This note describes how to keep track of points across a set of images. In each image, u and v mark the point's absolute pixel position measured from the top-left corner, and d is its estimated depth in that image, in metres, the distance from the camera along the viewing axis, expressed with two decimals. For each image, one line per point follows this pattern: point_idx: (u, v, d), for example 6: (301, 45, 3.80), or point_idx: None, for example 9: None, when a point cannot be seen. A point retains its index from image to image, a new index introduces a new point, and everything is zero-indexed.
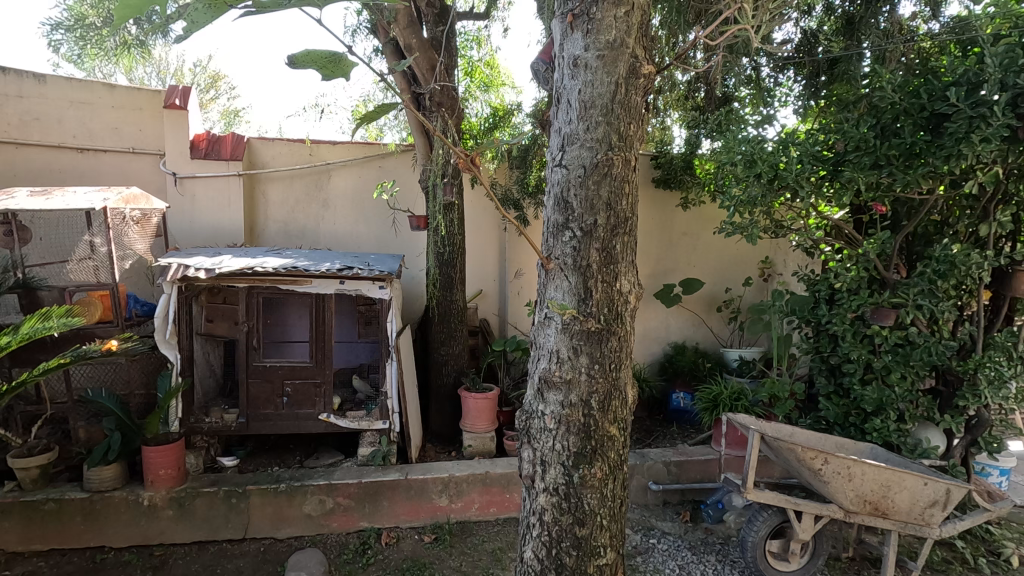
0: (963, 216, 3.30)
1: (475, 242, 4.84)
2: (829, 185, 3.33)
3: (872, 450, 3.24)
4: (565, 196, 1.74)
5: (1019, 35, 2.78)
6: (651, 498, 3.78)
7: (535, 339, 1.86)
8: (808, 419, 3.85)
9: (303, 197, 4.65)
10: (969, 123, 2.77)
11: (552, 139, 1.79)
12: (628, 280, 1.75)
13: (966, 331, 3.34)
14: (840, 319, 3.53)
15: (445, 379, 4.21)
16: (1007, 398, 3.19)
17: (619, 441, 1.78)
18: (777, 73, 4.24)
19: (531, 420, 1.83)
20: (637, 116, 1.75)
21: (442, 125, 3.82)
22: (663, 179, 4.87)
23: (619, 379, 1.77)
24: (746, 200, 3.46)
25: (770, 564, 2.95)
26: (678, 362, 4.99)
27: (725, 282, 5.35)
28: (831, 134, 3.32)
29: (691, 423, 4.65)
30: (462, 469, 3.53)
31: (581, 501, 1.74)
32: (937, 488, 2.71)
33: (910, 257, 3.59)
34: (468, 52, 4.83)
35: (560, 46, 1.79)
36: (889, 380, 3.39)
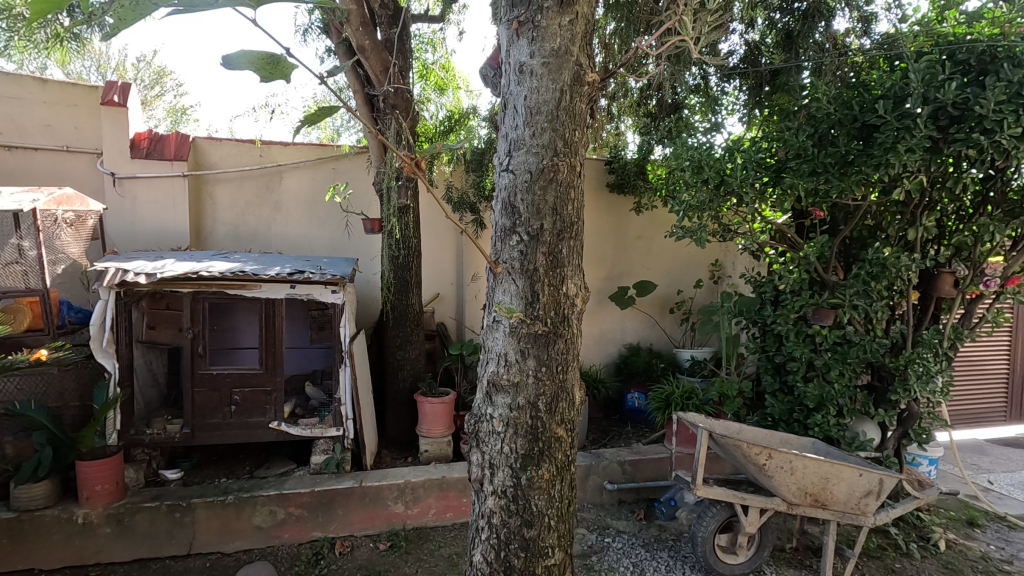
0: (894, 220, 3.49)
1: (431, 245, 4.81)
2: (772, 191, 3.47)
3: (813, 444, 3.38)
4: (512, 200, 1.76)
5: (940, 52, 2.98)
6: (606, 498, 3.85)
7: (484, 343, 1.87)
8: (755, 416, 3.98)
9: (254, 199, 4.52)
10: (896, 134, 2.94)
11: (500, 144, 1.81)
12: (575, 284, 1.79)
13: (897, 329, 3.53)
14: (784, 320, 3.68)
15: (400, 383, 4.16)
16: (934, 391, 3.40)
17: (567, 441, 1.81)
18: (724, 82, 4.39)
19: (480, 423, 1.84)
20: (582, 123, 1.79)
21: (396, 127, 3.80)
22: (617, 183, 4.97)
23: (566, 381, 1.79)
24: (695, 205, 3.57)
25: (719, 558, 3.03)
26: (633, 363, 5.10)
27: (677, 284, 5.50)
28: (774, 142, 3.47)
29: (646, 422, 4.75)
30: (418, 475, 3.50)
31: (529, 502, 1.76)
32: (872, 479, 2.86)
33: (847, 259, 3.77)
34: (423, 55, 4.82)
35: (506, 52, 1.81)
36: (829, 377, 3.55)
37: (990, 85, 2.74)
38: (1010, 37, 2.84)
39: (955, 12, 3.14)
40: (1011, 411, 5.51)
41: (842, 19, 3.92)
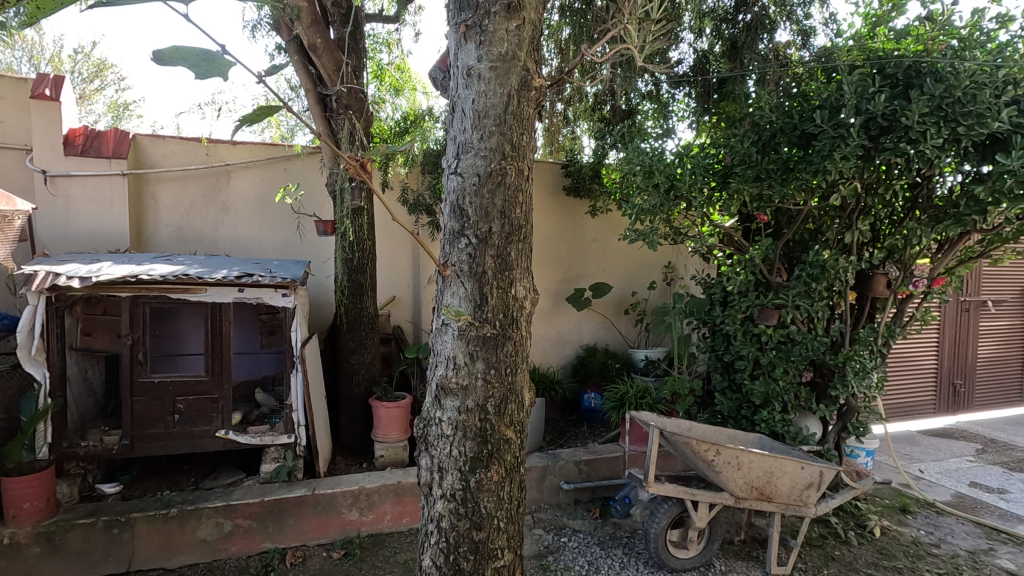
0: (833, 225, 3.66)
1: (386, 247, 4.75)
2: (719, 196, 3.59)
3: (760, 440, 3.50)
4: (461, 203, 1.77)
5: (871, 66, 3.15)
6: (562, 498, 3.89)
7: (433, 346, 1.87)
8: (706, 414, 4.11)
9: (200, 199, 4.35)
10: (832, 142, 3.09)
11: (448, 146, 1.82)
12: (524, 286, 1.80)
13: (836, 328, 3.70)
14: (732, 319, 3.82)
15: (354, 388, 4.08)
16: (870, 386, 3.59)
17: (516, 443, 1.82)
18: (674, 89, 4.51)
19: (429, 427, 1.83)
20: (530, 127, 1.81)
21: (349, 127, 3.74)
22: (573, 187, 5.03)
23: (515, 383, 1.81)
24: (647, 209, 3.65)
25: (671, 553, 3.11)
26: (590, 363, 5.17)
27: (632, 286, 5.61)
28: (721, 149, 3.59)
29: (601, 422, 4.83)
30: (373, 481, 3.44)
31: (477, 505, 1.76)
32: (812, 471, 2.99)
33: (790, 262, 3.93)
34: (378, 55, 4.76)
35: (454, 56, 1.82)
36: (774, 374, 3.69)
37: (915, 97, 2.91)
38: (933, 54, 3.02)
39: (885, 28, 3.33)
40: (940, 404, 5.88)
41: (783, 32, 4.15)
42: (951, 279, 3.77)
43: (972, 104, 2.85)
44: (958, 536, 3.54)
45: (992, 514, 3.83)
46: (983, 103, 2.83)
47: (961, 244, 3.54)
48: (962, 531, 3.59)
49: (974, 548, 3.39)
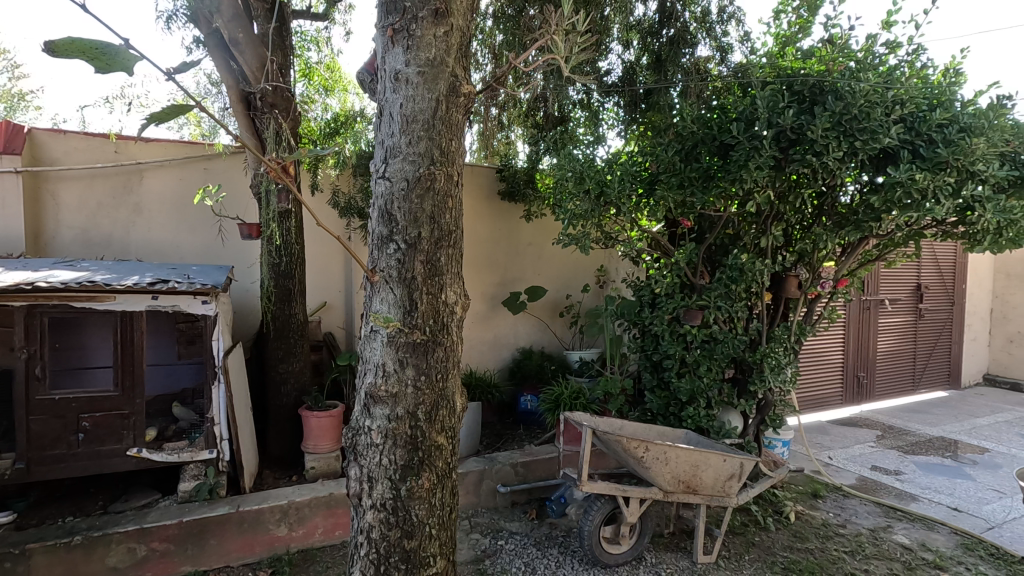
0: (750, 230, 3.90)
1: (316, 251, 4.60)
2: (646, 202, 3.73)
3: (686, 435, 3.66)
4: (389, 208, 1.76)
5: (780, 83, 3.38)
6: (499, 501, 3.91)
7: (361, 354, 1.85)
8: (637, 411, 4.25)
9: (107, 200, 4.04)
10: (748, 153, 3.28)
11: (376, 150, 1.81)
12: (454, 292, 1.82)
13: (754, 327, 3.94)
14: (660, 320, 3.97)
15: (282, 398, 3.91)
16: (784, 380, 3.84)
17: (448, 449, 1.82)
18: (604, 98, 4.61)
19: (357, 437, 1.80)
20: (459, 133, 1.83)
21: (275, 127, 3.60)
22: (508, 191, 5.07)
23: (446, 389, 1.81)
24: (579, 214, 3.72)
25: (605, 549, 3.18)
26: (526, 366, 5.23)
27: (566, 289, 5.73)
28: (647, 157, 3.74)
29: (537, 424, 4.89)
30: (303, 494, 3.32)
31: (408, 513, 1.75)
32: (734, 463, 3.16)
33: (712, 264, 4.14)
34: (306, 53, 4.61)
35: (382, 59, 1.82)
36: (698, 371, 3.87)
37: (818, 113, 3.15)
38: (834, 74, 3.29)
39: (793, 48, 3.60)
40: (846, 395, 6.38)
41: (704, 47, 4.38)
42: (853, 280, 4.11)
43: (866, 121, 3.13)
44: (861, 515, 3.85)
45: (890, 494, 4.20)
46: (876, 121, 3.11)
47: (860, 248, 3.86)
48: (864, 511, 3.92)
49: (874, 526, 3.71)
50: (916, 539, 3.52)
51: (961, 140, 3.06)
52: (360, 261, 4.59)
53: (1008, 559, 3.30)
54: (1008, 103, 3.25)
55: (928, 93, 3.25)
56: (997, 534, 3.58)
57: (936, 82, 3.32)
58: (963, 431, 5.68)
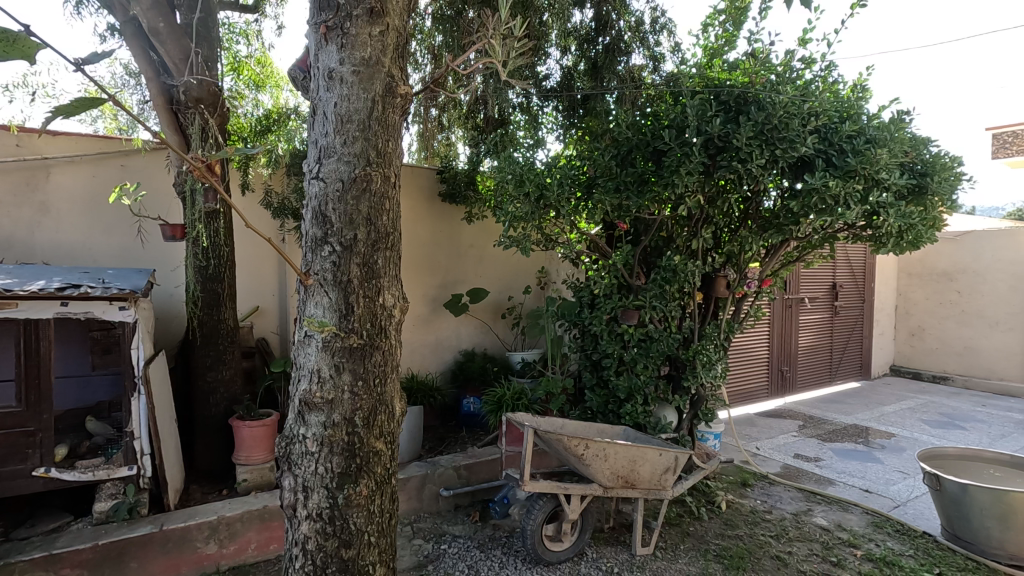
0: (682, 232, 4.07)
1: (247, 253, 4.39)
2: (585, 205, 3.81)
3: (624, 432, 3.77)
4: (324, 209, 1.75)
5: (709, 93, 3.55)
6: (442, 505, 3.88)
7: (295, 359, 1.81)
8: (577, 410, 4.34)
9: (9, 198, 3.70)
10: (679, 159, 3.42)
11: (309, 150, 1.79)
12: (392, 294, 1.82)
13: (687, 325, 4.11)
14: (598, 320, 4.06)
15: (211, 409, 3.71)
16: (715, 376, 4.02)
17: (386, 454, 1.82)
18: (543, 103, 4.68)
19: (292, 445, 1.78)
20: (396, 134, 1.85)
21: (201, 123, 3.41)
22: (449, 193, 5.05)
23: (384, 394, 1.81)
24: (519, 216, 3.74)
25: (547, 547, 3.22)
26: (468, 368, 5.21)
27: (508, 290, 5.76)
28: (585, 161, 3.82)
29: (480, 426, 4.90)
30: (234, 508, 3.17)
31: (346, 522, 1.74)
32: (669, 457, 3.29)
33: (648, 265, 4.27)
34: (235, 46, 4.41)
35: (315, 56, 1.80)
36: (635, 369, 3.99)
37: (743, 123, 3.33)
38: (757, 86, 3.49)
39: (720, 60, 3.78)
40: (771, 388, 6.77)
41: (638, 55, 4.53)
42: (775, 280, 4.36)
43: (785, 131, 3.34)
44: (785, 501, 4.10)
45: (811, 479, 4.49)
46: (794, 131, 3.32)
47: (782, 250, 4.12)
48: (788, 497, 4.17)
49: (796, 510, 3.95)
50: (833, 521, 3.79)
51: (867, 150, 3.33)
52: (295, 264, 4.44)
53: (912, 533, 3.60)
54: (907, 118, 3.57)
55: (839, 106, 3.51)
56: (902, 512, 3.91)
57: (846, 97, 3.59)
58: (873, 418, 6.15)
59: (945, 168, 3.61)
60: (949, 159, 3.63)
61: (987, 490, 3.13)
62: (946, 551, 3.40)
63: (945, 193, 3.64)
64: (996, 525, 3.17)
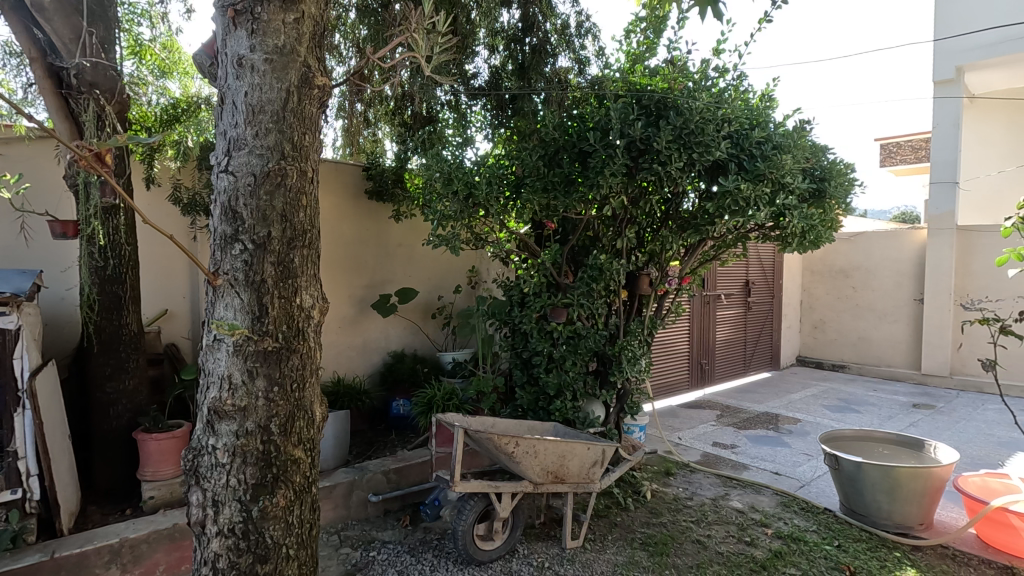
0: (608, 232, 4.18)
1: (152, 252, 4.06)
2: (513, 204, 3.83)
3: (554, 427, 3.83)
4: (234, 205, 1.69)
5: (631, 97, 3.68)
6: (371, 511, 3.78)
7: (203, 366, 1.76)
8: (508, 408, 4.36)
9: None
10: (604, 161, 3.52)
11: (217, 141, 1.73)
12: (310, 295, 1.80)
13: (613, 322, 4.23)
14: (528, 319, 4.11)
15: (112, 422, 3.41)
16: (640, 370, 4.17)
17: (305, 462, 1.81)
18: (471, 101, 4.67)
19: (199, 458, 1.72)
20: (312, 126, 1.81)
21: (96, 110, 3.12)
22: (376, 191, 4.91)
23: (302, 399, 1.79)
24: (448, 215, 3.68)
25: (478, 547, 3.21)
26: (398, 370, 5.11)
27: (438, 290, 5.69)
28: (513, 161, 3.84)
29: (410, 428, 4.81)
30: (139, 529, 2.91)
31: (261, 535, 1.70)
32: (596, 450, 3.38)
33: (576, 264, 4.36)
34: (136, 28, 3.99)
35: (223, 41, 1.73)
36: (564, 366, 4.06)
37: (662, 127, 3.48)
38: (675, 92, 3.65)
39: (641, 65, 3.92)
40: (692, 380, 7.13)
41: (564, 58, 4.63)
42: (694, 278, 4.58)
43: (701, 136, 3.51)
44: (704, 487, 4.33)
45: (728, 465, 4.77)
46: (709, 136, 3.50)
47: (700, 249, 4.34)
48: (707, 483, 4.40)
49: (715, 495, 4.18)
50: (748, 503, 4.04)
51: (774, 156, 3.57)
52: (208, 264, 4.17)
53: (815, 510, 3.90)
54: (808, 127, 3.87)
55: (749, 114, 3.73)
56: (807, 491, 4.24)
57: (755, 105, 3.83)
58: (782, 406, 6.62)
59: (839, 173, 3.96)
60: (843, 166, 3.98)
61: (878, 467, 3.44)
62: (844, 524, 3.71)
63: (841, 197, 3.98)
64: (885, 498, 3.49)
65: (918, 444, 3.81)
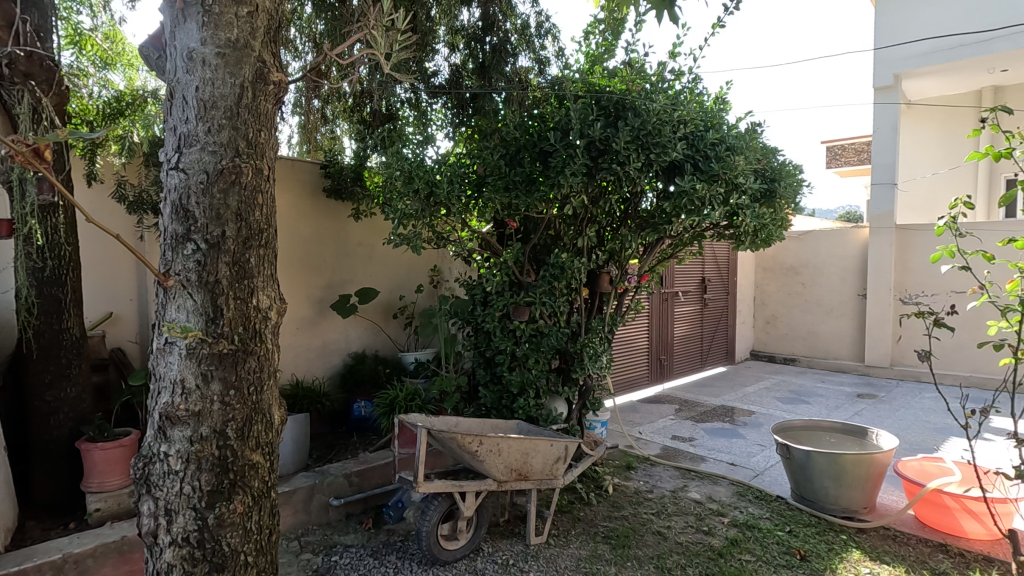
0: (569, 231, 4.23)
1: (96, 253, 3.87)
2: (475, 203, 3.84)
3: (517, 425, 3.85)
4: (185, 203, 1.64)
5: (590, 98, 3.73)
6: (333, 515, 3.71)
7: (154, 370, 1.70)
8: (471, 408, 4.35)
9: None
10: (564, 160, 3.56)
11: (166, 137, 1.67)
12: (267, 295, 1.76)
13: (576, 320, 4.29)
14: (491, 317, 4.11)
15: (52, 432, 3.23)
16: (601, 367, 4.24)
17: (264, 467, 1.77)
18: (432, 99, 4.63)
19: (151, 465, 1.66)
20: (268, 123, 1.77)
21: (31, 102, 2.94)
22: (334, 188, 4.82)
23: (260, 402, 1.75)
24: (409, 214, 3.64)
25: (442, 547, 3.19)
26: (359, 371, 5.03)
27: (399, 290, 5.63)
28: (474, 160, 3.84)
29: (372, 430, 4.74)
30: (84, 543, 2.77)
31: (218, 543, 1.66)
32: (559, 446, 3.42)
33: (537, 263, 4.39)
34: (75, 16, 3.78)
35: (171, 33, 1.67)
36: (527, 364, 4.08)
37: (621, 127, 3.54)
38: (633, 93, 3.72)
39: (600, 67, 3.98)
40: (651, 375, 7.29)
41: (524, 58, 4.64)
42: (653, 275, 4.68)
43: (658, 137, 3.60)
44: (664, 480, 4.44)
45: (687, 458, 4.90)
46: (665, 138, 3.59)
47: (658, 247, 4.44)
48: (667, 476, 4.51)
49: (674, 487, 4.29)
50: (706, 494, 4.16)
51: (727, 157, 3.69)
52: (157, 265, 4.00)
53: (768, 498, 4.06)
54: (759, 129, 4.01)
55: (704, 116, 3.84)
56: (764, 479, 4.41)
57: (709, 107, 3.95)
58: (737, 399, 6.84)
59: (788, 174, 4.13)
60: (792, 167, 4.16)
61: (826, 455, 3.61)
62: (795, 511, 3.87)
63: (790, 197, 4.16)
64: (832, 484, 3.67)
65: (862, 431, 4.01)
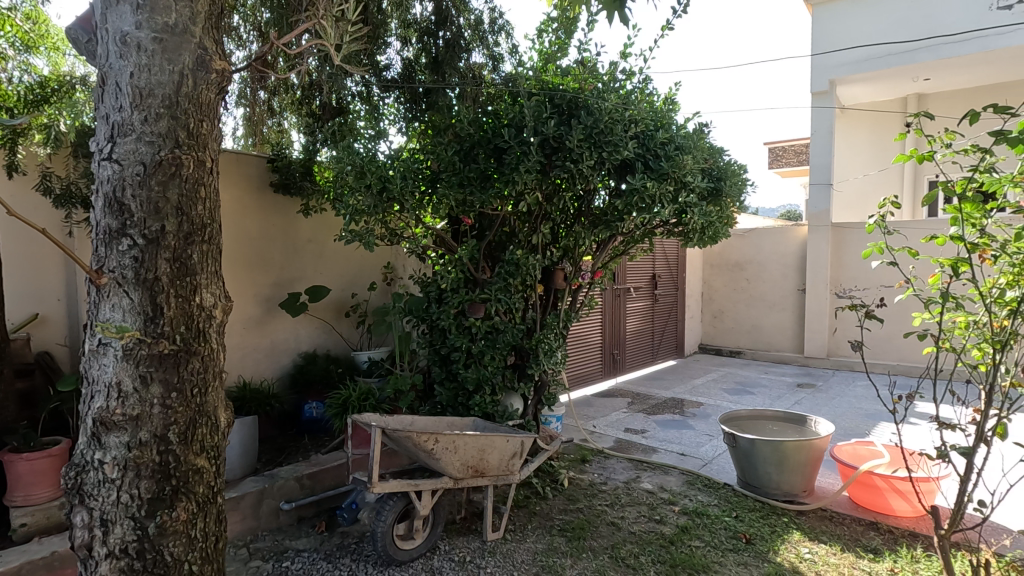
0: (523, 228, 4.26)
1: (19, 250, 3.61)
2: (429, 199, 3.80)
3: (474, 422, 3.83)
4: (120, 196, 1.55)
5: (544, 95, 3.75)
6: (284, 519, 3.61)
7: (87, 374, 1.60)
8: (427, 406, 4.31)
9: None
10: (519, 157, 3.57)
11: (98, 126, 1.58)
12: (211, 293, 1.69)
13: (531, 316, 4.31)
14: (446, 314, 4.08)
15: None
16: (556, 362, 4.28)
17: (209, 472, 1.70)
18: (384, 93, 4.54)
19: (84, 474, 1.57)
20: (211, 114, 1.69)
21: None
22: (282, 183, 4.67)
23: (204, 404, 1.68)
24: (361, 210, 3.56)
25: (398, 547, 3.16)
26: (309, 371, 4.89)
27: (352, 287, 5.51)
28: (428, 156, 3.81)
29: (324, 431, 4.63)
30: (8, 561, 2.58)
31: (160, 553, 1.58)
32: (515, 442, 3.43)
33: (492, 259, 4.40)
34: None
35: (103, 16, 1.59)
36: (483, 361, 4.08)
37: (574, 126, 3.59)
38: (586, 92, 3.78)
39: (553, 65, 4.01)
40: (605, 370, 7.42)
41: (478, 54, 4.60)
42: (606, 271, 4.76)
43: (610, 135, 3.66)
44: (618, 472, 4.53)
45: (639, 449, 5.02)
46: (617, 136, 3.66)
47: (610, 244, 4.52)
48: (620, 467, 4.61)
49: (627, 479, 4.39)
50: (657, 484, 4.29)
51: (676, 156, 3.80)
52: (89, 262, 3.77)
53: (716, 486, 4.22)
54: (706, 130, 4.15)
55: (654, 116, 3.94)
56: (711, 468, 4.58)
57: (659, 107, 4.05)
58: (687, 391, 7.06)
59: (733, 174, 4.30)
60: (737, 167, 4.32)
61: (769, 442, 3.78)
62: (741, 497, 4.03)
63: (735, 196, 4.32)
64: (774, 469, 3.85)
65: (802, 419, 4.22)
